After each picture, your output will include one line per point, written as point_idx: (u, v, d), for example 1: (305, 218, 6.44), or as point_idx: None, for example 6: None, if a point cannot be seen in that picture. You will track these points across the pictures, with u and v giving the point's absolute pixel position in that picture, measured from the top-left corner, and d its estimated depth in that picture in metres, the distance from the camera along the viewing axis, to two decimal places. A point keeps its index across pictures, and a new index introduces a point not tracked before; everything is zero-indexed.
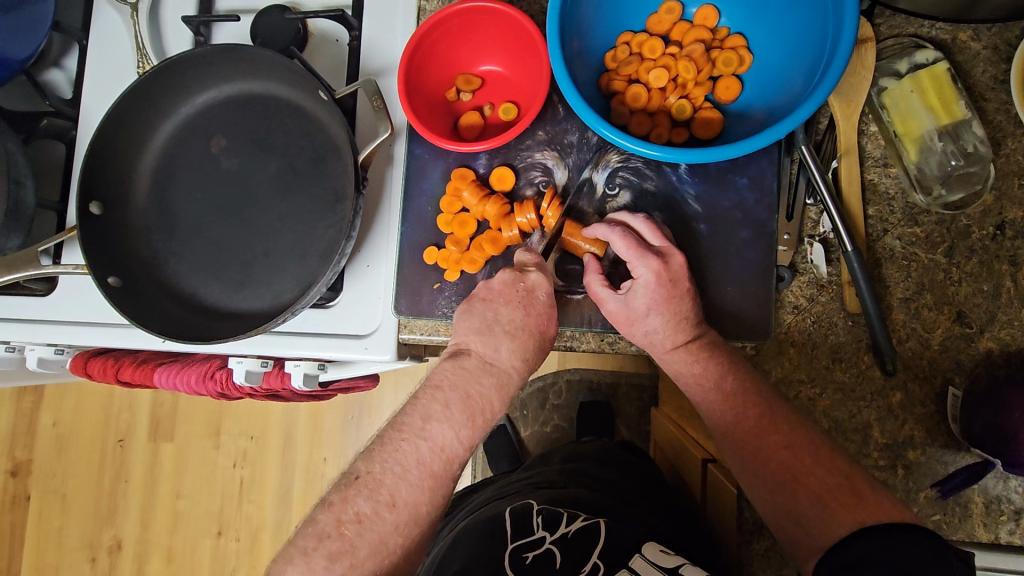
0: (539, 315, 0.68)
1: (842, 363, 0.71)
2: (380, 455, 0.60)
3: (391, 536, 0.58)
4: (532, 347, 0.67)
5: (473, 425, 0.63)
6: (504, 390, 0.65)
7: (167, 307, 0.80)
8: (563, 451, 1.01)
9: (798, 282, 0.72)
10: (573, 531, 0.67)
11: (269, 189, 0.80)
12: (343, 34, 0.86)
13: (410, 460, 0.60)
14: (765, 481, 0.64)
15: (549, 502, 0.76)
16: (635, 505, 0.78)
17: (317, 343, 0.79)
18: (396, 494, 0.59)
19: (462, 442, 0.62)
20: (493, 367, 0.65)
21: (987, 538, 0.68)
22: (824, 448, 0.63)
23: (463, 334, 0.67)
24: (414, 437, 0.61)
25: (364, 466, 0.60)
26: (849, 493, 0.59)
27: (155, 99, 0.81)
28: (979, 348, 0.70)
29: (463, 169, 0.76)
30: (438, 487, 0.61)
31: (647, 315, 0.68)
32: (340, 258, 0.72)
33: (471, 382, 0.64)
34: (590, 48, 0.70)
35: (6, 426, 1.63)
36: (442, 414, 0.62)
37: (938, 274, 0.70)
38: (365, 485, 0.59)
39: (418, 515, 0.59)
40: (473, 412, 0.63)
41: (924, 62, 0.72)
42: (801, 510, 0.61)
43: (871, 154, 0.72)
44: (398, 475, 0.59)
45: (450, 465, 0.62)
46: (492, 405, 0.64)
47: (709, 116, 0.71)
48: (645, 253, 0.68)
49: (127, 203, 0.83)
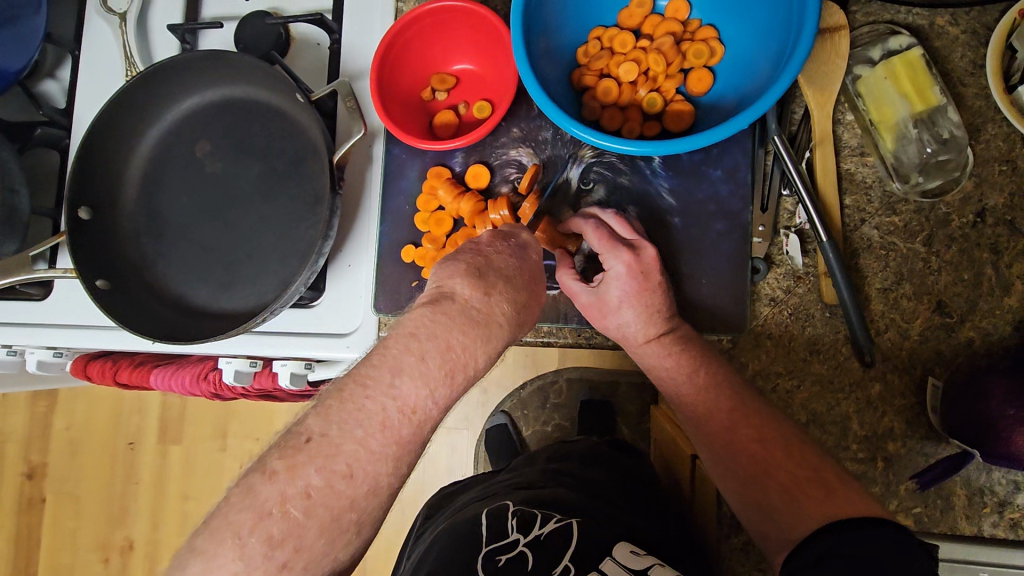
0: (529, 273, 0.64)
1: (820, 356, 0.70)
2: (339, 415, 0.51)
3: (345, 512, 0.50)
4: (520, 298, 0.61)
5: (452, 383, 0.55)
6: (489, 344, 0.57)
7: (154, 308, 0.82)
8: (549, 450, 0.99)
9: (775, 274, 0.72)
10: (547, 533, 0.67)
11: (252, 192, 0.82)
12: (324, 38, 0.87)
13: (375, 424, 0.51)
14: (735, 471, 0.64)
15: (525, 502, 0.75)
16: (615, 505, 0.77)
17: (301, 342, 0.80)
18: (353, 464, 0.50)
19: (436, 404, 0.54)
20: (480, 316, 0.57)
21: (971, 531, 0.67)
22: (794, 441, 0.63)
23: (447, 278, 0.59)
24: (382, 394, 0.52)
25: (318, 427, 0.50)
26: (818, 486, 0.58)
27: (141, 106, 0.83)
28: (960, 337, 0.68)
29: (439, 168, 0.77)
30: (404, 457, 0.52)
31: (619, 308, 0.68)
32: (317, 258, 0.74)
33: (455, 331, 0.55)
34: (560, 45, 0.71)
35: (21, 430, 1.68)
36: (417, 368, 0.53)
37: (917, 263, 0.69)
38: (317, 451, 0.49)
39: (377, 489, 0.51)
40: (453, 368, 0.54)
41: (898, 48, 0.71)
42: (772, 505, 0.60)
43: (848, 143, 0.72)
44: (359, 442, 0.50)
45: (421, 427, 0.53)
46: (475, 360, 0.56)
47: (680, 108, 0.71)
48: (616, 247, 0.67)
49: (116, 208, 0.85)
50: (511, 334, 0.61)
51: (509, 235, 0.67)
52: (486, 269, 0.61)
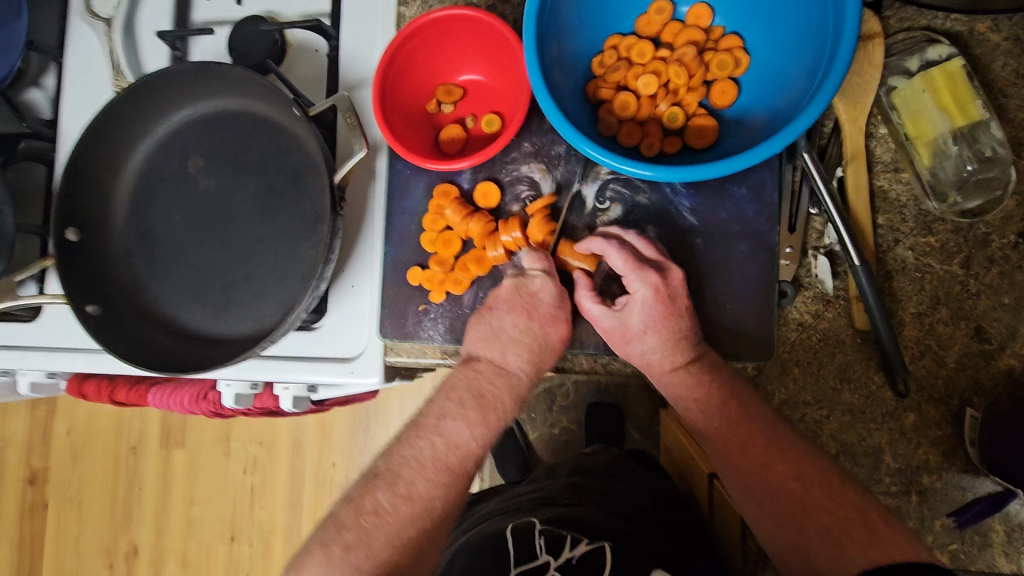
0: (546, 319, 0.67)
1: (851, 384, 0.67)
2: (399, 453, 0.64)
3: (406, 530, 0.60)
4: (538, 350, 0.67)
5: (488, 424, 0.65)
6: (513, 391, 0.67)
7: (149, 333, 0.78)
8: (570, 463, 0.92)
9: (803, 298, 0.68)
10: (579, 557, 0.63)
11: (248, 210, 0.78)
12: (322, 43, 0.82)
13: (427, 455, 0.63)
14: (771, 511, 0.60)
15: (552, 520, 0.70)
16: (639, 527, 0.72)
17: (305, 368, 0.75)
18: (411, 486, 0.62)
19: (476, 441, 0.65)
20: (502, 370, 0.67)
21: (1009, 569, 0.65)
22: (833, 477, 0.59)
23: (472, 342, 0.68)
24: (429, 433, 0.64)
25: (382, 464, 0.64)
26: (862, 527, 0.55)
27: (129, 120, 0.79)
28: (999, 366, 0.65)
29: (446, 185, 0.73)
30: (453, 485, 0.63)
31: (644, 333, 0.64)
32: (320, 283, 0.70)
33: (483, 382, 0.66)
34: (573, 55, 0.66)
35: (20, 437, 1.65)
36: (456, 411, 0.64)
37: (954, 286, 0.66)
38: (383, 481, 0.62)
39: (430, 510, 0.61)
40: (486, 409, 0.65)
41: (937, 59, 0.66)
42: (813, 552, 0.56)
43: (881, 158, 0.67)
44: (415, 470, 0.62)
45: (465, 462, 0.64)
46: (504, 403, 0.66)
47: (703, 123, 0.66)
48: (644, 269, 0.64)
49: (107, 227, 0.81)
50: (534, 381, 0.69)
51: (523, 279, 0.68)
52: (501, 330, 0.67)
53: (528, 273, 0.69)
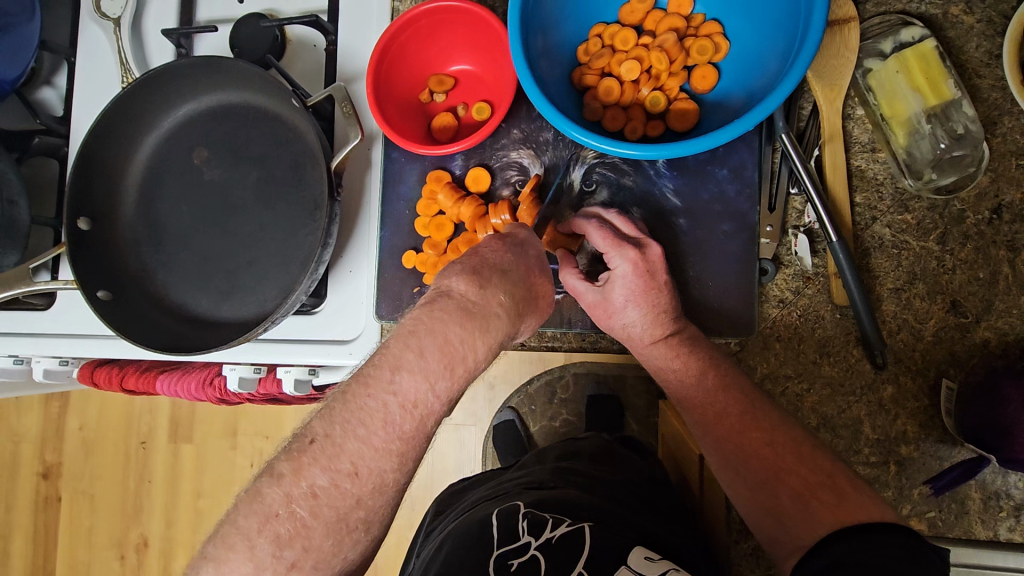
0: (531, 268, 0.61)
1: (831, 358, 0.69)
2: (342, 414, 0.49)
3: (352, 512, 0.49)
4: (523, 294, 0.58)
5: (453, 377, 0.51)
6: (489, 335, 0.53)
7: (156, 317, 0.82)
8: (559, 448, 0.95)
9: (783, 275, 0.70)
10: (559, 537, 0.65)
11: (251, 199, 0.81)
12: (320, 39, 0.85)
13: (377, 421, 0.49)
14: (746, 477, 0.62)
15: (536, 503, 0.73)
16: (628, 508, 0.74)
17: (304, 350, 0.78)
18: (358, 463, 0.48)
19: (438, 399, 0.51)
20: (478, 311, 0.53)
21: (986, 536, 0.66)
22: (806, 446, 0.61)
23: (445, 274, 0.55)
24: (381, 393, 0.49)
25: (321, 427, 0.49)
26: (831, 492, 0.56)
27: (137, 114, 0.82)
28: (976, 338, 0.67)
29: (439, 171, 0.76)
30: (408, 453, 0.51)
31: (625, 307, 0.67)
32: (318, 266, 0.73)
33: (451, 326, 0.51)
34: (559, 43, 0.69)
35: (35, 431, 1.69)
36: (415, 363, 0.49)
37: (930, 262, 0.68)
38: (322, 452, 0.48)
39: (383, 486, 0.50)
40: (452, 362, 0.51)
41: (911, 40, 0.68)
42: (783, 511, 0.58)
43: (858, 138, 0.69)
44: (362, 440, 0.49)
45: (423, 424, 0.51)
46: (475, 353, 0.52)
47: (684, 107, 0.69)
48: (622, 246, 0.65)
49: (116, 218, 0.84)
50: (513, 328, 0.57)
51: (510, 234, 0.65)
52: (482, 267, 0.57)
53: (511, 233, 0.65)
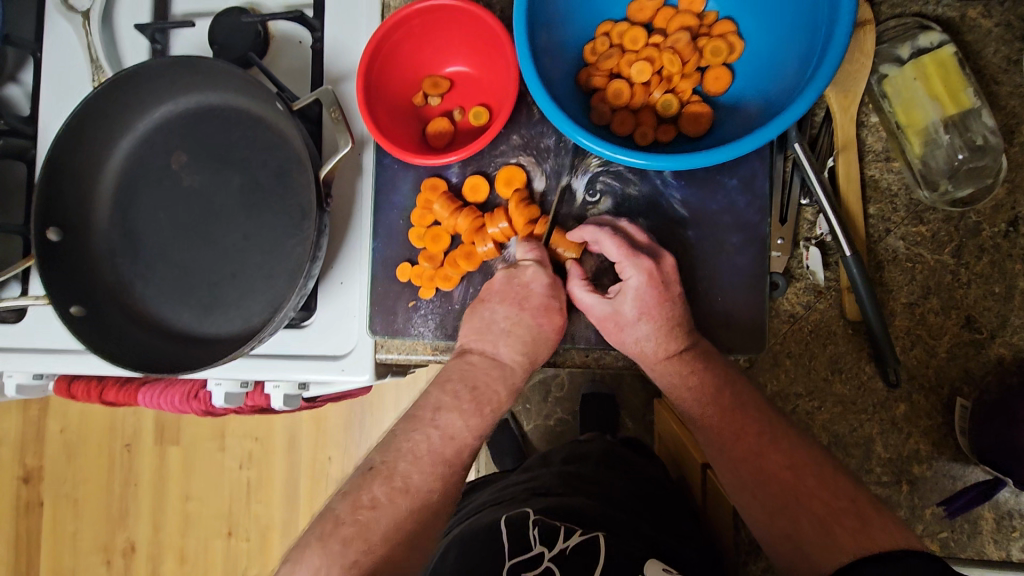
0: (536, 309, 0.65)
1: (842, 375, 0.67)
2: (395, 444, 0.61)
3: (403, 522, 0.57)
4: (532, 338, 0.65)
5: (482, 416, 0.63)
6: (509, 380, 0.65)
7: (135, 334, 0.77)
8: (562, 451, 0.93)
9: (795, 289, 0.67)
10: (573, 547, 0.63)
11: (234, 208, 0.76)
12: (305, 35, 0.80)
13: (421, 448, 0.60)
14: (764, 502, 0.60)
15: (545, 510, 0.70)
16: (642, 519, 0.72)
17: (294, 366, 0.75)
18: (408, 479, 0.59)
19: (471, 433, 0.62)
20: (498, 361, 0.65)
21: (999, 556, 0.65)
22: (828, 468, 0.59)
23: (465, 334, 0.67)
24: (425, 426, 0.61)
25: (379, 457, 0.61)
26: (855, 517, 0.55)
27: (107, 116, 0.77)
28: (990, 354, 0.65)
29: (434, 179, 0.73)
30: (450, 477, 0.60)
31: (638, 320, 0.64)
32: (308, 280, 0.69)
33: (479, 374, 0.64)
34: (564, 41, 0.65)
35: (13, 436, 1.63)
36: (451, 404, 0.62)
37: (945, 276, 0.65)
38: (380, 473, 0.59)
39: (427, 503, 0.58)
40: (481, 402, 0.63)
41: (929, 46, 0.65)
42: (804, 539, 0.57)
43: (872, 147, 0.67)
44: (411, 462, 0.60)
45: (461, 453, 0.61)
46: (499, 394, 0.64)
47: (697, 110, 0.65)
48: (637, 255, 0.63)
49: (90, 226, 0.79)
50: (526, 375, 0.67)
51: (515, 270, 0.67)
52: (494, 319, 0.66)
53: (521, 264, 0.67)
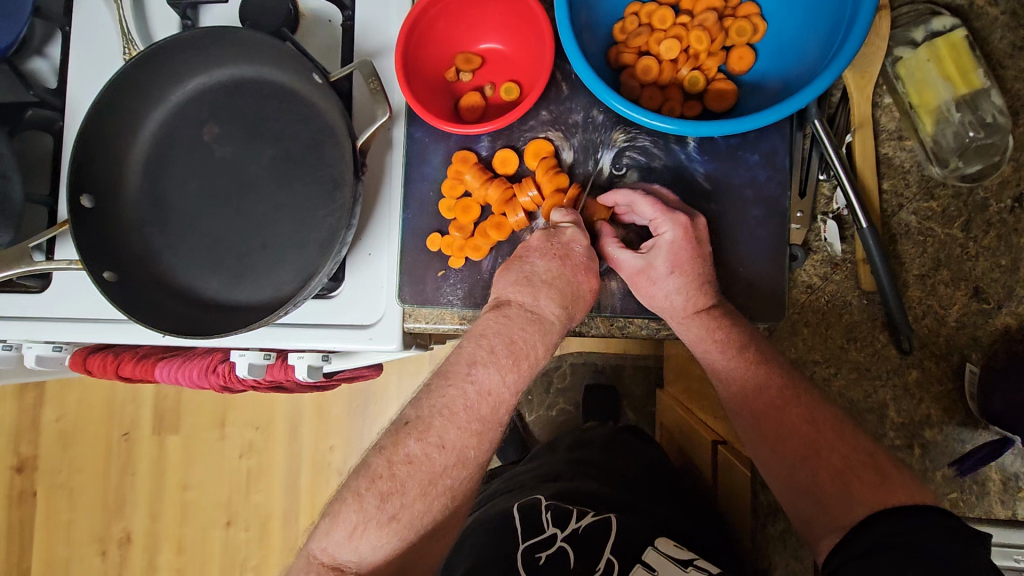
0: (576, 267, 0.64)
1: (858, 343, 0.69)
2: (429, 400, 0.60)
3: (440, 477, 0.58)
4: (571, 293, 0.63)
5: (519, 371, 0.61)
6: (547, 337, 0.62)
7: (164, 301, 0.78)
8: (569, 438, 0.95)
9: (812, 261, 0.70)
10: (585, 528, 0.66)
11: (265, 178, 0.78)
12: (336, 14, 0.82)
13: (458, 404, 0.59)
14: (784, 455, 0.64)
15: (557, 497, 0.73)
16: (654, 502, 0.73)
17: (323, 334, 0.75)
18: (444, 436, 0.58)
19: (509, 388, 0.60)
20: (535, 316, 0.62)
21: (1006, 515, 0.68)
22: (847, 426, 0.62)
23: (502, 288, 0.64)
24: (460, 382, 0.59)
25: (413, 411, 0.60)
26: (874, 470, 0.58)
27: (142, 87, 0.78)
28: (997, 324, 0.68)
29: (465, 152, 0.74)
30: (487, 434, 0.60)
31: (671, 274, 0.66)
32: (341, 248, 0.70)
33: (516, 329, 0.61)
34: (596, 20, 0.68)
35: (9, 423, 1.62)
36: (486, 358, 0.60)
37: (955, 249, 0.69)
38: (415, 428, 0.59)
39: (465, 460, 0.59)
40: (518, 357, 0.60)
41: (941, 30, 0.69)
42: (823, 490, 0.60)
43: (886, 126, 0.70)
44: (446, 419, 0.59)
45: (497, 410, 0.60)
46: (536, 351, 0.61)
47: (722, 88, 0.69)
48: (672, 212, 0.65)
49: (119, 195, 0.80)
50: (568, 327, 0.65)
51: (554, 231, 0.66)
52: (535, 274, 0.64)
53: (559, 226, 0.66)
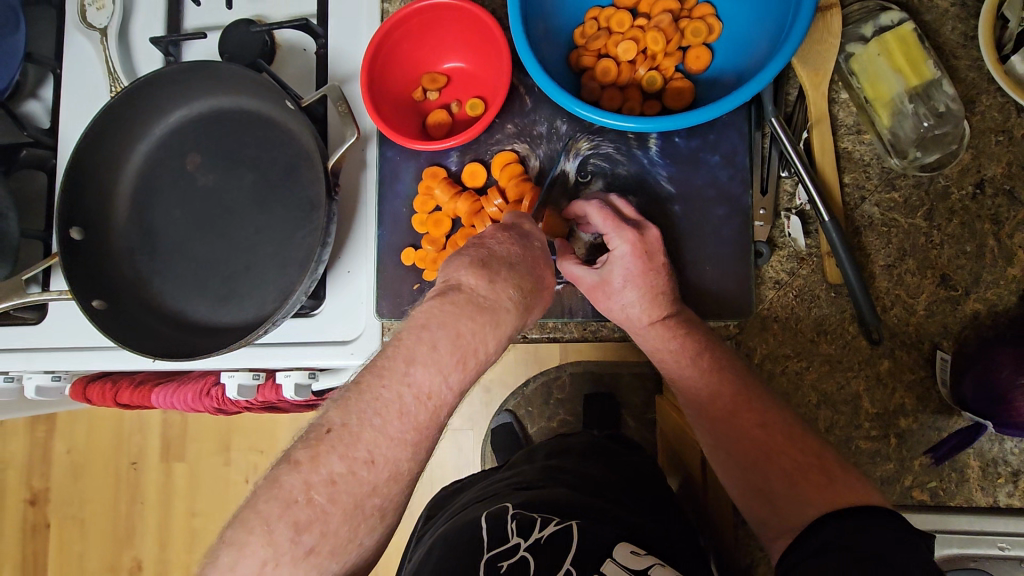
0: (534, 258, 0.63)
1: (828, 336, 0.70)
2: (358, 404, 0.52)
3: (367, 498, 0.52)
4: (529, 281, 0.60)
5: (465, 369, 0.55)
6: (499, 329, 0.57)
7: (154, 327, 0.81)
8: (546, 446, 0.94)
9: (778, 257, 0.71)
10: (547, 536, 0.64)
11: (246, 203, 0.81)
12: (309, 43, 0.86)
13: (392, 411, 0.52)
14: (738, 459, 0.65)
15: (524, 504, 0.72)
16: (628, 509, 0.74)
17: (304, 352, 0.78)
18: (374, 450, 0.52)
19: (450, 390, 0.55)
20: (487, 304, 0.57)
21: (986, 502, 0.68)
22: (796, 427, 0.64)
23: (453, 271, 0.58)
24: (397, 383, 0.53)
25: (338, 417, 0.52)
26: (820, 473, 0.59)
27: (127, 121, 0.82)
28: (966, 310, 0.69)
29: (434, 168, 0.77)
30: (422, 442, 0.54)
31: (623, 288, 0.67)
32: (318, 266, 0.73)
33: (463, 319, 0.55)
34: (556, 27, 0.70)
35: (22, 457, 1.66)
36: (428, 355, 0.53)
37: (919, 238, 0.69)
38: (339, 440, 0.51)
39: (397, 474, 0.53)
40: (464, 353, 0.55)
41: (890, 24, 0.71)
42: (772, 490, 0.61)
43: (844, 121, 0.71)
44: (378, 429, 0.52)
45: (436, 414, 0.54)
46: (486, 345, 0.56)
47: (679, 86, 0.71)
48: (621, 227, 0.67)
49: (109, 226, 0.84)
50: (520, 318, 0.60)
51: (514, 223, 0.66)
52: (491, 259, 0.60)
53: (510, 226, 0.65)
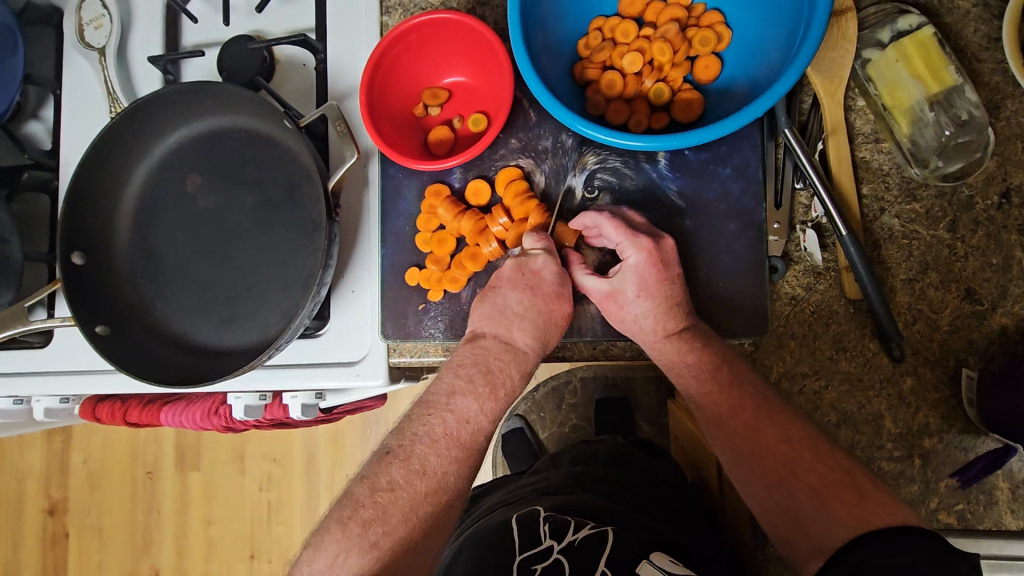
0: (549, 296, 0.67)
1: (848, 353, 0.67)
2: (412, 428, 0.66)
3: (421, 505, 0.61)
4: (543, 325, 0.68)
5: (496, 398, 0.67)
6: (521, 364, 0.69)
7: (160, 351, 0.80)
8: (571, 453, 0.91)
9: (794, 272, 0.69)
10: (582, 538, 0.62)
11: (247, 224, 0.80)
12: (309, 57, 0.84)
13: (438, 432, 0.65)
14: (762, 476, 0.63)
15: (556, 508, 0.70)
16: (641, 511, 0.72)
17: (308, 374, 0.77)
18: (425, 463, 0.63)
19: (486, 415, 0.66)
20: (509, 345, 0.68)
21: (1015, 525, 0.68)
22: (822, 444, 0.62)
23: (477, 322, 0.69)
24: (440, 411, 0.65)
25: (395, 441, 0.65)
26: (851, 490, 0.58)
27: (126, 144, 0.80)
28: (992, 325, 0.66)
29: (438, 185, 0.75)
30: (466, 458, 0.65)
31: (637, 297, 0.66)
32: (321, 287, 0.71)
33: (491, 358, 0.67)
34: (558, 39, 0.68)
35: (38, 468, 1.67)
36: (465, 387, 0.66)
37: (942, 251, 0.66)
38: (396, 458, 0.63)
39: (442, 487, 0.63)
40: (494, 385, 0.67)
41: (908, 29, 0.68)
42: (801, 511, 0.60)
43: (861, 130, 0.68)
44: (427, 446, 0.64)
45: (476, 437, 0.66)
46: (512, 377, 0.68)
47: (688, 98, 0.68)
48: (636, 235, 0.65)
49: (112, 249, 0.83)
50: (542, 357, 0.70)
51: (523, 257, 0.69)
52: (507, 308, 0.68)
53: (530, 253, 0.68)
